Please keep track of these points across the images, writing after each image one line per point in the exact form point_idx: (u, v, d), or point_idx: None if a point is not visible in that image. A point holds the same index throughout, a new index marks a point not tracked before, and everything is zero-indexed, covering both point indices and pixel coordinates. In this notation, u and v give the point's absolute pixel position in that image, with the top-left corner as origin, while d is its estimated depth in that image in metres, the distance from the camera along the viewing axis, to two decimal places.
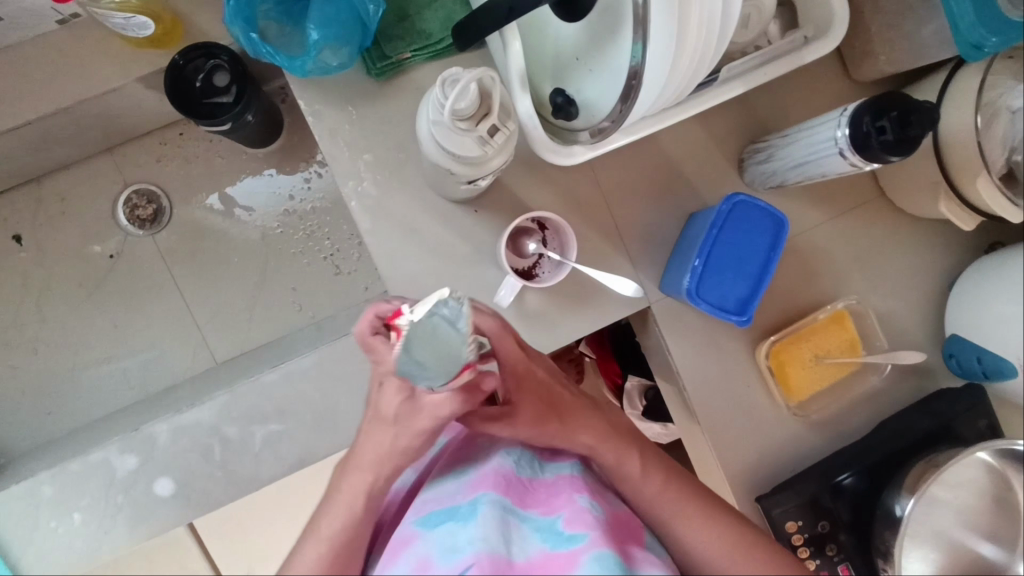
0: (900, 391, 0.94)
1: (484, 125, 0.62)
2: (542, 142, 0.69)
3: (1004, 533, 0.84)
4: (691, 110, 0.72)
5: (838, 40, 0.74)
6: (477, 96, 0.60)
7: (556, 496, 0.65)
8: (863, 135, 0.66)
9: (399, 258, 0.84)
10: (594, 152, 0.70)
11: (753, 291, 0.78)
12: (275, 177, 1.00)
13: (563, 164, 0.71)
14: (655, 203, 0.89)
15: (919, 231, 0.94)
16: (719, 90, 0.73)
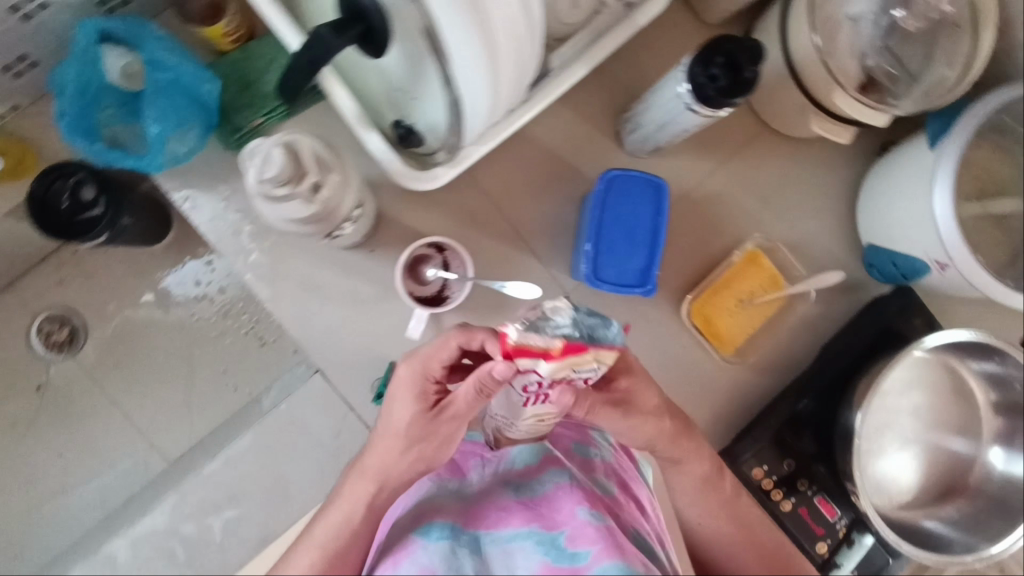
0: (836, 311, 0.94)
1: (303, 185, 0.62)
2: (403, 174, 0.71)
3: (964, 424, 0.90)
4: (538, 103, 0.73)
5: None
6: (283, 159, 0.60)
7: (558, 504, 0.67)
8: (701, 89, 0.65)
9: (307, 317, 0.84)
10: (456, 168, 0.72)
11: (650, 259, 0.78)
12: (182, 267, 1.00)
13: (430, 188, 0.73)
14: (546, 195, 0.89)
15: (811, 152, 0.94)
16: (561, 77, 0.74)
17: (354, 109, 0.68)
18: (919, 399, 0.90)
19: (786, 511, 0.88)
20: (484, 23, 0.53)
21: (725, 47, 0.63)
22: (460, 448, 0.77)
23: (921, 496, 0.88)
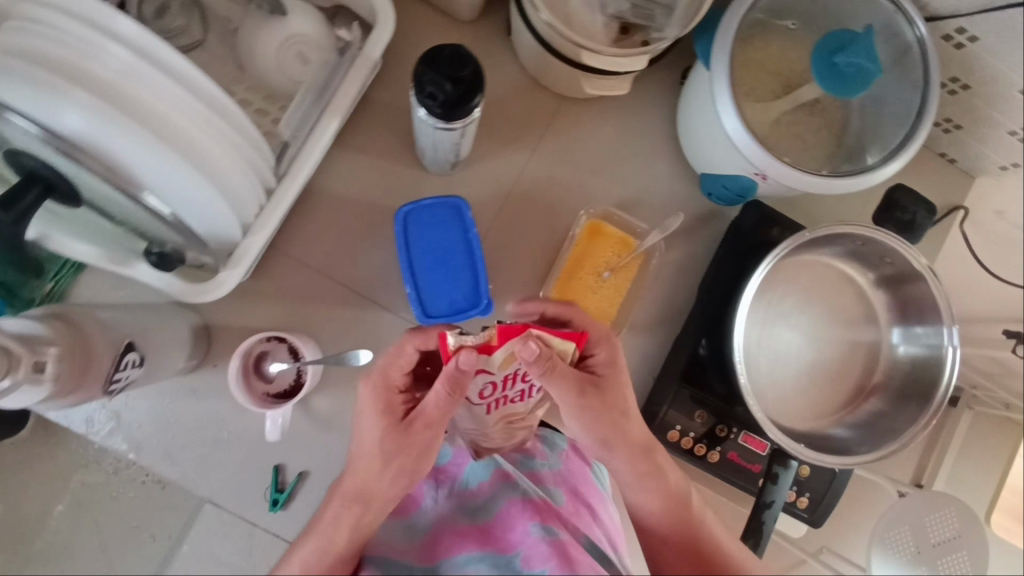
0: (698, 250, 0.91)
1: (20, 372, 0.55)
2: (186, 291, 0.68)
3: (856, 313, 0.87)
4: (301, 172, 0.71)
5: (389, 25, 0.73)
6: None
7: (511, 527, 0.67)
8: (427, 110, 0.64)
9: (176, 453, 0.82)
10: (239, 268, 0.70)
11: (474, 279, 0.75)
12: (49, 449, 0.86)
13: (221, 295, 0.71)
14: (368, 245, 0.86)
15: (615, 105, 0.91)
16: (316, 135, 0.71)
17: (96, 253, 0.64)
18: (807, 304, 0.87)
19: (716, 462, 0.86)
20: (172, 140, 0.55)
21: (421, 73, 0.61)
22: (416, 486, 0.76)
23: (834, 401, 0.85)
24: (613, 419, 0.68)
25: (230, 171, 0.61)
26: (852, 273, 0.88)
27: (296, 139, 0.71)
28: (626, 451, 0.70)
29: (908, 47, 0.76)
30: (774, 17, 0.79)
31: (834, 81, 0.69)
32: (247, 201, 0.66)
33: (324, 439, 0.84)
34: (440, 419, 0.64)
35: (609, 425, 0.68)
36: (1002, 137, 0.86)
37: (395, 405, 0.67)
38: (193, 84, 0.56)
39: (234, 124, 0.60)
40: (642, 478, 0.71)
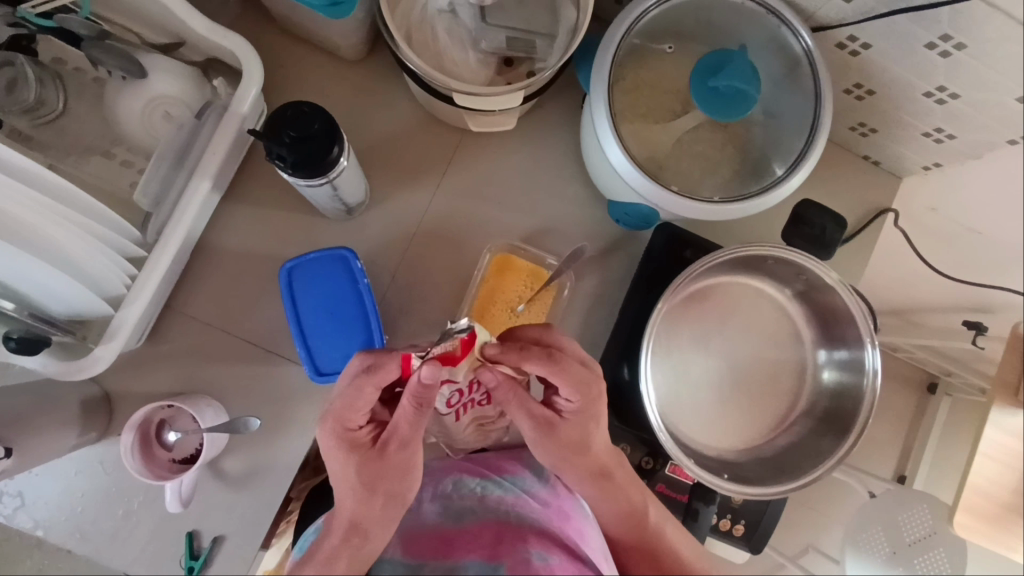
0: (616, 274, 0.88)
1: None
2: (61, 369, 0.67)
3: (780, 330, 0.84)
4: (177, 234, 0.70)
5: (258, 77, 0.71)
6: None
7: (505, 538, 0.60)
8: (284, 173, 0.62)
9: (82, 527, 0.80)
10: (118, 339, 0.68)
11: (367, 330, 0.73)
12: None
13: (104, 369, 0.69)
14: (269, 299, 0.83)
15: (518, 134, 0.88)
16: (190, 195, 0.70)
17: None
18: (729, 323, 0.83)
19: (645, 495, 0.82)
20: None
21: (262, 141, 0.59)
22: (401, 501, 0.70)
23: (764, 424, 0.82)
24: (577, 443, 0.66)
25: (84, 254, 0.60)
26: (769, 287, 0.84)
27: (173, 198, 0.71)
28: (591, 474, 0.67)
29: (797, 59, 0.73)
30: (654, 40, 0.76)
31: (715, 106, 0.66)
32: (116, 266, 0.65)
33: (235, 503, 0.81)
34: (412, 433, 0.60)
35: (571, 450, 0.66)
36: (917, 137, 0.83)
37: (359, 434, 0.61)
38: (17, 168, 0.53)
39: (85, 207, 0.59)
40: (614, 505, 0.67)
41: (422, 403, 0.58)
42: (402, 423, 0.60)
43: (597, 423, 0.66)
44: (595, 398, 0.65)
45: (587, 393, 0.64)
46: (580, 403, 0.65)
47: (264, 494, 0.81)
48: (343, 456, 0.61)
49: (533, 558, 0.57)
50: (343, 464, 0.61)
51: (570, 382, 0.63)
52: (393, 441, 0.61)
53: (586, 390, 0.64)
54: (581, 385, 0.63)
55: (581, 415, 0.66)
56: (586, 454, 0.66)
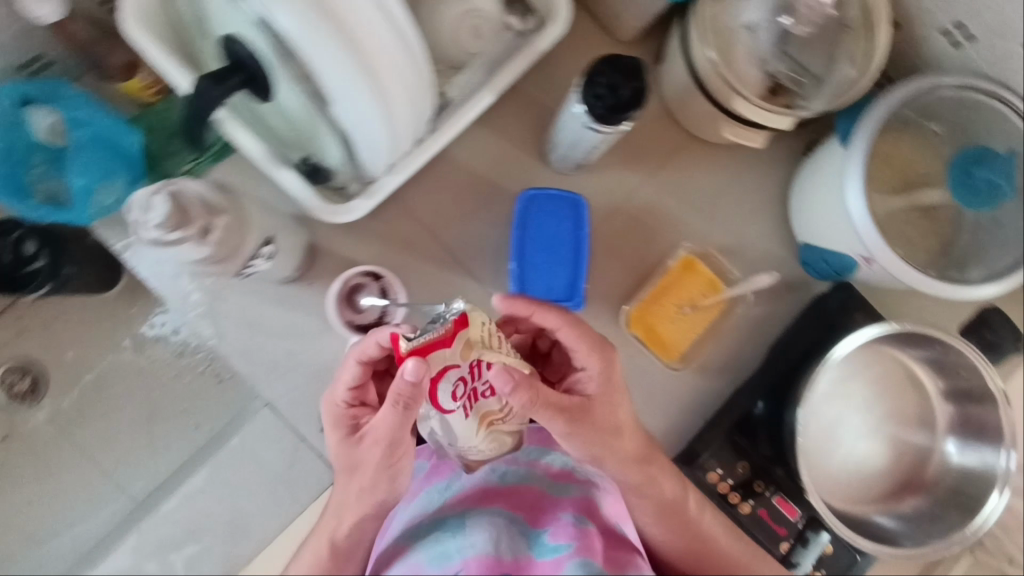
0: (782, 311, 0.94)
1: (191, 227, 0.65)
2: (320, 207, 0.73)
3: (921, 415, 0.88)
4: (455, 127, 0.76)
5: (568, 22, 0.78)
6: (162, 204, 0.64)
7: (546, 512, 0.71)
8: (591, 109, 0.68)
9: (251, 351, 0.86)
10: (375, 197, 0.76)
11: (574, 273, 0.79)
12: (140, 318, 0.99)
13: (350, 220, 0.76)
14: (478, 218, 0.92)
15: (740, 157, 0.94)
16: (473, 102, 0.77)
17: (258, 147, 0.70)
18: (875, 393, 0.89)
19: (746, 515, 0.86)
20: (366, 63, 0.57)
21: (605, 73, 0.66)
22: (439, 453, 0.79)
23: (880, 491, 0.87)
24: (600, 421, 0.72)
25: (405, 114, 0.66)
26: (903, 357, 0.89)
27: (457, 99, 0.77)
28: (617, 456, 0.73)
29: None
30: (921, 115, 0.81)
31: (966, 193, 0.80)
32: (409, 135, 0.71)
33: None
34: (397, 437, 0.68)
35: (599, 432, 0.72)
36: None
37: (355, 417, 0.74)
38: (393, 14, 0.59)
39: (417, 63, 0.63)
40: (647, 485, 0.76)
41: (401, 402, 0.61)
42: (377, 429, 0.69)
43: (611, 397, 0.73)
44: (601, 367, 0.72)
45: (598, 363, 0.72)
46: (591, 372, 0.72)
47: None
48: (334, 431, 0.74)
49: (563, 518, 0.69)
50: (334, 435, 0.74)
51: (576, 350, 0.72)
52: (367, 440, 0.70)
53: (594, 357, 0.72)
54: (591, 355, 0.72)
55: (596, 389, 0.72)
56: (610, 436, 0.73)
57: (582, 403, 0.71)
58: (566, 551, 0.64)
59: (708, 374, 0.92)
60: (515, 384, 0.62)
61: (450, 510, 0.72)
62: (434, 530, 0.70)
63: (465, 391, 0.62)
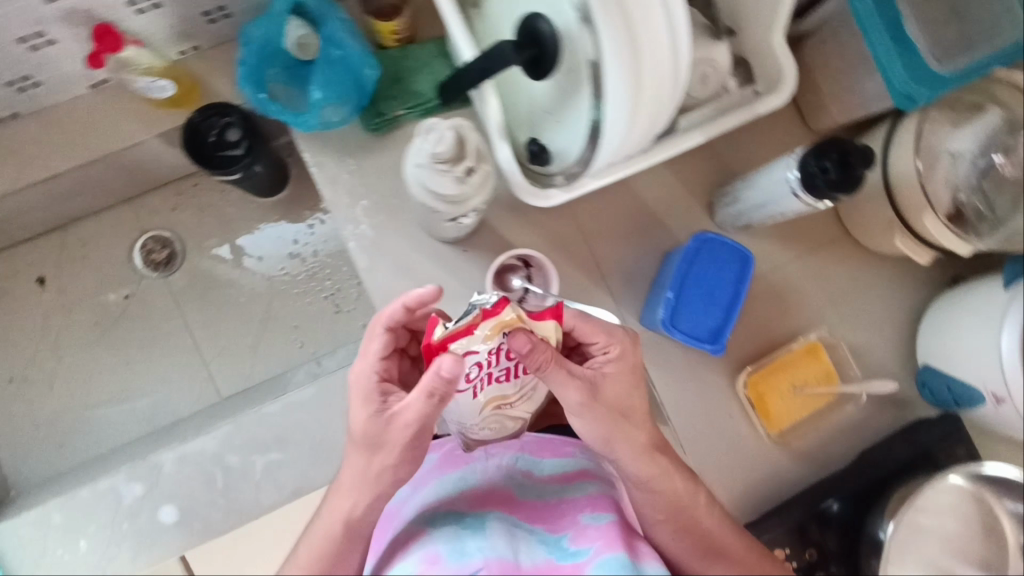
0: (880, 422, 0.97)
1: (462, 167, 0.60)
2: (522, 186, 0.75)
3: (994, 563, 0.87)
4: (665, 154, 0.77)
5: (788, 94, 0.81)
6: (454, 141, 0.59)
7: (561, 515, 0.71)
8: (809, 175, 0.72)
9: (394, 294, 0.91)
10: (569, 194, 0.77)
11: (724, 321, 0.83)
12: (281, 226, 1.05)
13: (543, 206, 0.78)
14: (632, 242, 0.96)
15: (887, 268, 0.98)
16: (682, 139, 0.78)
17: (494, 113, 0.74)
18: (953, 528, 0.87)
19: None
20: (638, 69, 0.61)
21: (841, 146, 0.69)
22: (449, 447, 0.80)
23: None
24: (615, 404, 0.70)
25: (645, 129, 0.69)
26: (990, 500, 0.88)
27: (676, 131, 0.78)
28: (630, 442, 0.70)
29: None
30: None
31: None
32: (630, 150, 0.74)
33: None
34: (427, 426, 0.67)
35: (613, 414, 0.69)
36: None
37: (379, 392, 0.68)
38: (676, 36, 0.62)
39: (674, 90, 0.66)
40: (654, 478, 0.71)
41: (436, 393, 0.64)
42: (409, 413, 0.66)
43: (628, 379, 0.71)
44: (621, 352, 0.71)
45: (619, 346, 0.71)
46: (614, 358, 0.71)
47: None
48: (360, 407, 0.68)
49: (585, 522, 0.68)
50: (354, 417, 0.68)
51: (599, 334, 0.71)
52: (392, 421, 0.67)
53: (617, 339, 0.71)
54: (614, 336, 0.71)
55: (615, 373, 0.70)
56: (622, 416, 0.70)
57: (598, 383, 0.69)
58: (591, 551, 0.63)
59: (795, 457, 0.96)
60: (537, 363, 0.64)
61: (464, 507, 0.70)
62: (448, 522, 0.68)
63: (479, 375, 0.69)
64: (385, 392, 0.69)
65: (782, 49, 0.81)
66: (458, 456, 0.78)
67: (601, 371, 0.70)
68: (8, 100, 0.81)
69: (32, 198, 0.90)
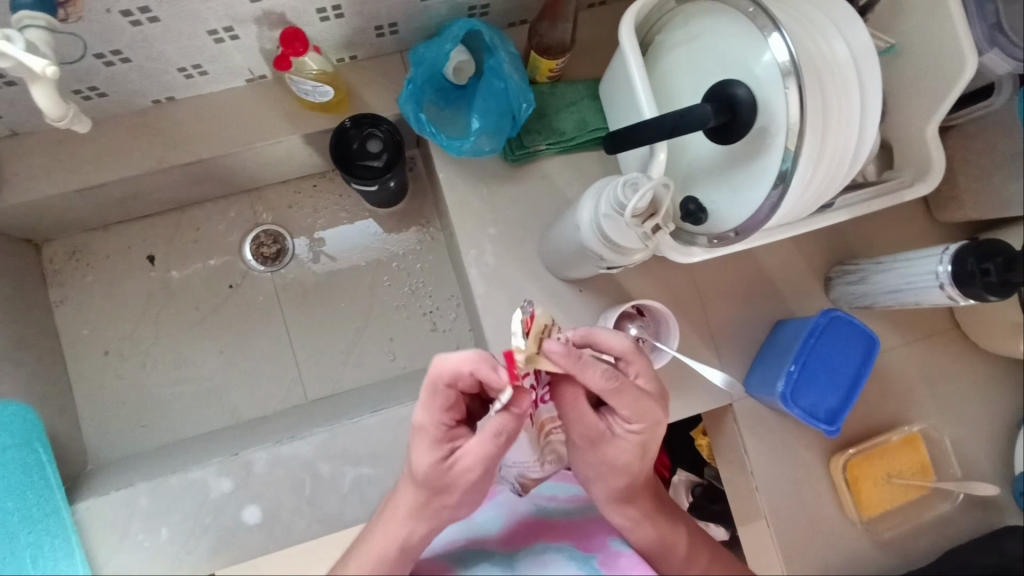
0: (970, 523, 0.95)
1: (650, 224, 0.61)
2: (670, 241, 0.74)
3: None
4: (808, 227, 0.78)
5: (935, 184, 0.79)
6: (650, 201, 0.60)
7: (591, 536, 0.64)
8: (969, 276, 0.73)
9: (505, 324, 0.91)
10: (710, 256, 0.77)
11: (844, 401, 0.84)
12: (376, 233, 1.06)
13: (681, 263, 0.77)
14: (746, 306, 0.94)
15: (994, 367, 0.97)
16: (830, 216, 0.79)
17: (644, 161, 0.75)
18: None
19: None
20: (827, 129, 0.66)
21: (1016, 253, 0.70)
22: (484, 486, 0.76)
23: None
24: (614, 467, 0.61)
25: (812, 196, 0.70)
26: None
27: (828, 205, 0.78)
28: (616, 494, 0.63)
29: None
30: None
31: None
32: (787, 217, 0.74)
33: None
34: (492, 468, 0.58)
35: (608, 472, 0.62)
36: None
37: (443, 433, 0.57)
38: (867, 110, 0.67)
39: (852, 160, 0.69)
40: (642, 530, 0.63)
41: (506, 431, 0.56)
42: (477, 453, 0.56)
43: (638, 457, 0.61)
44: (644, 432, 0.60)
45: (644, 425, 0.60)
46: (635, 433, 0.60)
47: None
48: (422, 449, 0.57)
49: (614, 550, 0.61)
50: (413, 459, 0.58)
51: (625, 405, 0.58)
52: (458, 461, 0.57)
53: (645, 420, 0.59)
54: (643, 412, 0.59)
55: (629, 446, 0.60)
56: (617, 476, 0.62)
57: (608, 443, 0.60)
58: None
59: (880, 546, 0.94)
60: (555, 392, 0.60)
61: (493, 546, 0.65)
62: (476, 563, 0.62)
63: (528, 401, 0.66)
64: (449, 428, 0.57)
65: (932, 141, 0.80)
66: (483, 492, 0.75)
67: (613, 435, 0.61)
68: (171, 84, 0.82)
69: (169, 180, 0.92)
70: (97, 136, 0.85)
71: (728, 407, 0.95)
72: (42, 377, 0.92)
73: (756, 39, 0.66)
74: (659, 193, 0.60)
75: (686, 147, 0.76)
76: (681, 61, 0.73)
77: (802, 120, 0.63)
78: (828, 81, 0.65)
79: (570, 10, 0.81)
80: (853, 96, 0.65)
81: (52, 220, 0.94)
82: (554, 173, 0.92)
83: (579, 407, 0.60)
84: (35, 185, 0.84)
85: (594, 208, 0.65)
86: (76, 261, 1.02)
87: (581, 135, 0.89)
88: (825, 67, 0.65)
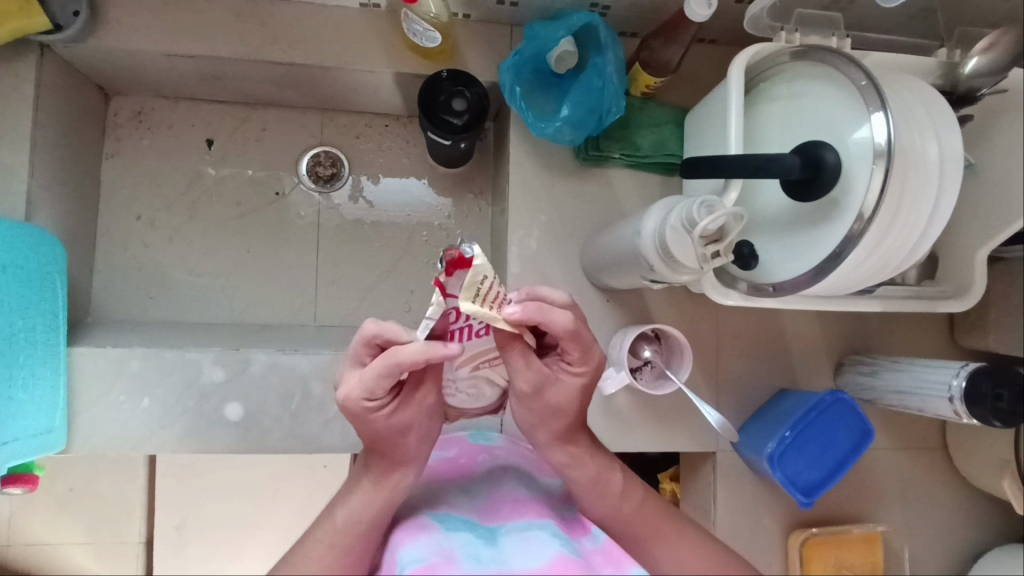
0: None
1: (712, 249, 0.63)
2: (710, 277, 0.78)
3: None
4: (843, 305, 0.80)
5: (973, 304, 0.82)
6: (721, 228, 0.62)
7: (569, 525, 0.64)
8: (979, 399, 0.75)
9: None
10: (743, 303, 0.79)
11: (823, 479, 0.86)
12: (427, 188, 1.08)
13: (714, 301, 0.79)
14: (757, 365, 0.96)
15: (966, 495, 0.99)
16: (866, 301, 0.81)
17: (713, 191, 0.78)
18: None
19: None
20: (897, 219, 0.68)
21: None
22: (471, 451, 0.78)
23: None
24: (554, 410, 0.63)
25: (865, 271, 0.72)
26: None
27: (867, 291, 0.81)
28: (556, 435, 0.65)
29: None
30: None
31: None
32: (828, 288, 0.75)
33: (597, 415, 0.92)
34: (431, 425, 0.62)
35: (549, 417, 0.63)
36: None
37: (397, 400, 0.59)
38: (943, 209, 0.69)
39: (908, 255, 0.72)
40: (580, 467, 0.65)
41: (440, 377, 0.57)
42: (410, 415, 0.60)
43: (578, 394, 0.63)
44: (586, 370, 0.62)
45: (588, 365, 0.61)
46: (577, 371, 0.62)
47: (613, 435, 0.93)
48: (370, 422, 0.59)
49: (586, 543, 0.61)
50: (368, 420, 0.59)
51: (576, 349, 0.59)
52: (410, 405, 0.59)
53: (591, 362, 0.61)
54: (589, 356, 0.61)
55: (573, 385, 0.62)
56: (556, 419, 0.64)
57: (547, 388, 0.61)
58: (605, 572, 0.55)
59: None
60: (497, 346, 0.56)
61: (473, 516, 0.63)
62: (460, 528, 0.61)
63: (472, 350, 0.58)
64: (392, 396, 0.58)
65: (979, 265, 0.81)
66: (465, 462, 0.76)
67: (557, 378, 0.62)
68: None
69: (256, 72, 0.93)
70: (203, 10, 0.87)
71: (711, 454, 0.97)
72: (73, 219, 0.93)
73: (859, 113, 0.67)
74: (729, 223, 0.63)
75: (754, 196, 0.77)
76: (781, 111, 0.75)
77: (878, 201, 0.65)
78: (911, 177, 0.67)
79: (688, 36, 0.84)
80: (930, 197, 0.67)
81: (130, 75, 0.95)
82: (617, 182, 0.94)
83: (525, 357, 0.57)
84: (133, 37, 0.86)
85: (659, 223, 0.67)
86: (139, 121, 1.03)
87: (655, 156, 0.91)
88: (913, 163, 0.67)
